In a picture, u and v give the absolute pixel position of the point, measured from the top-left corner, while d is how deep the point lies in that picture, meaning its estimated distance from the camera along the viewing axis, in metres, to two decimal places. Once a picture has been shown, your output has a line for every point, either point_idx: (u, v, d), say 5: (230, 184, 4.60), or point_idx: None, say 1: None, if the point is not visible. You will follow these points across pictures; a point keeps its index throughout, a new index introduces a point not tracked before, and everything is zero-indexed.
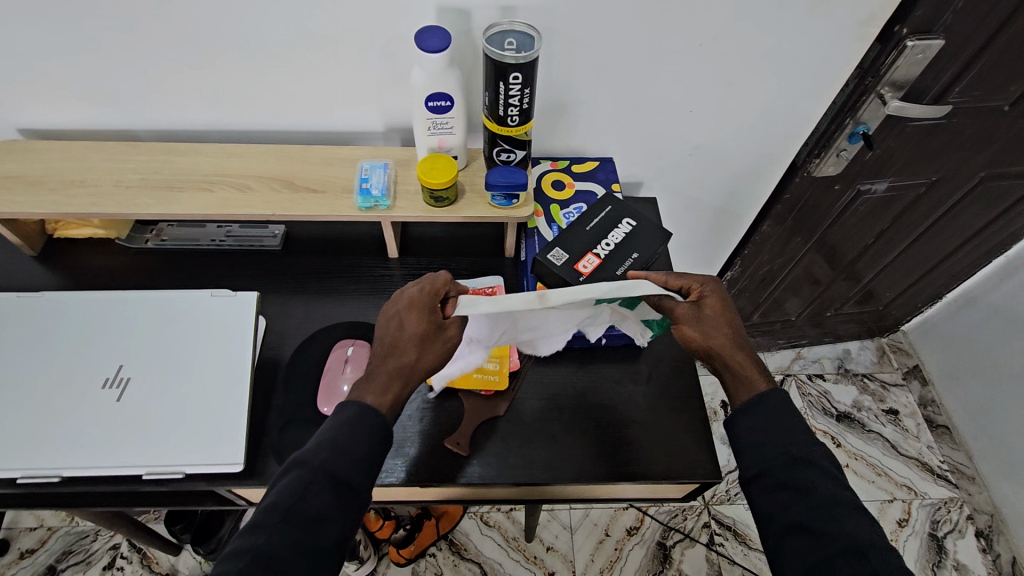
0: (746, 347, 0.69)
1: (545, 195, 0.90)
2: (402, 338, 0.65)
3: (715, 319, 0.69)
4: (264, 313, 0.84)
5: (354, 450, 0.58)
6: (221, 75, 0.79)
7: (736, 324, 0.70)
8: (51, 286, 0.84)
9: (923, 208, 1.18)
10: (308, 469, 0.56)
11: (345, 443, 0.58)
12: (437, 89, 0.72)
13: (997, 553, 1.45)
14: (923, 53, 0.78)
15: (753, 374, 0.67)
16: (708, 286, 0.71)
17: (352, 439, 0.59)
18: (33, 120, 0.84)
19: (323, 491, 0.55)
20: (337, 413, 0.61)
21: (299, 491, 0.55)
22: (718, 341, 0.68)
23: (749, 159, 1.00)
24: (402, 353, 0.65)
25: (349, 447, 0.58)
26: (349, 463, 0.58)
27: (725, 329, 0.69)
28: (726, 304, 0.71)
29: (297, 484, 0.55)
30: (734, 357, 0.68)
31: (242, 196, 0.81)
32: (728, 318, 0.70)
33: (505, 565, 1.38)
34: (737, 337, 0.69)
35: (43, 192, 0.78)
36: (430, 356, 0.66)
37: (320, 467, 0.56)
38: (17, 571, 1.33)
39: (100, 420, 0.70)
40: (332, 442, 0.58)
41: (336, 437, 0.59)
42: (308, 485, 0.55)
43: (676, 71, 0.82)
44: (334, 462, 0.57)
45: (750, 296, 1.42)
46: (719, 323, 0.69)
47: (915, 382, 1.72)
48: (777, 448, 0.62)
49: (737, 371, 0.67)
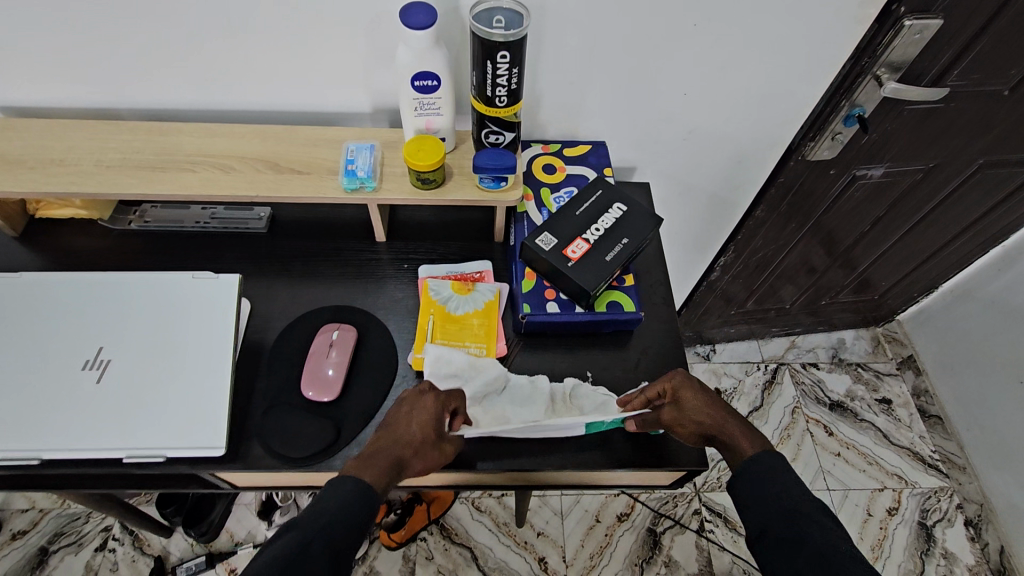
0: (728, 421, 0.71)
1: (536, 178, 0.89)
2: (417, 436, 0.67)
3: (691, 406, 0.71)
4: (248, 296, 0.83)
5: (349, 512, 0.59)
6: (202, 53, 0.77)
7: (715, 406, 0.72)
8: (33, 267, 0.83)
9: (919, 196, 1.17)
10: (304, 528, 0.56)
11: (347, 504, 0.59)
12: (423, 67, 0.70)
13: (985, 542, 1.46)
14: (921, 32, 0.77)
15: (742, 444, 0.69)
16: (677, 374, 0.74)
17: (348, 498, 0.60)
18: (12, 97, 0.82)
19: (318, 550, 0.55)
20: (335, 482, 0.61)
21: (296, 550, 0.54)
22: (703, 427, 0.71)
23: (743, 145, 0.98)
24: (411, 453, 0.66)
25: (344, 508, 0.59)
26: (343, 523, 0.58)
27: (704, 412, 0.71)
28: (699, 386, 0.73)
29: (292, 542, 0.55)
30: (721, 435, 0.70)
31: (226, 177, 0.79)
32: (705, 399, 0.72)
33: (495, 550, 1.39)
34: (718, 416, 0.71)
35: (22, 171, 0.77)
36: (426, 464, 0.68)
37: (318, 526, 0.56)
38: (9, 552, 1.33)
39: (80, 402, 0.70)
40: (331, 502, 0.59)
41: (332, 497, 0.59)
42: (304, 543, 0.55)
43: (670, 52, 0.80)
44: (332, 522, 0.57)
45: (744, 282, 1.40)
46: (697, 409, 0.71)
47: (908, 372, 1.72)
48: (773, 502, 0.63)
49: (728, 446, 0.70)
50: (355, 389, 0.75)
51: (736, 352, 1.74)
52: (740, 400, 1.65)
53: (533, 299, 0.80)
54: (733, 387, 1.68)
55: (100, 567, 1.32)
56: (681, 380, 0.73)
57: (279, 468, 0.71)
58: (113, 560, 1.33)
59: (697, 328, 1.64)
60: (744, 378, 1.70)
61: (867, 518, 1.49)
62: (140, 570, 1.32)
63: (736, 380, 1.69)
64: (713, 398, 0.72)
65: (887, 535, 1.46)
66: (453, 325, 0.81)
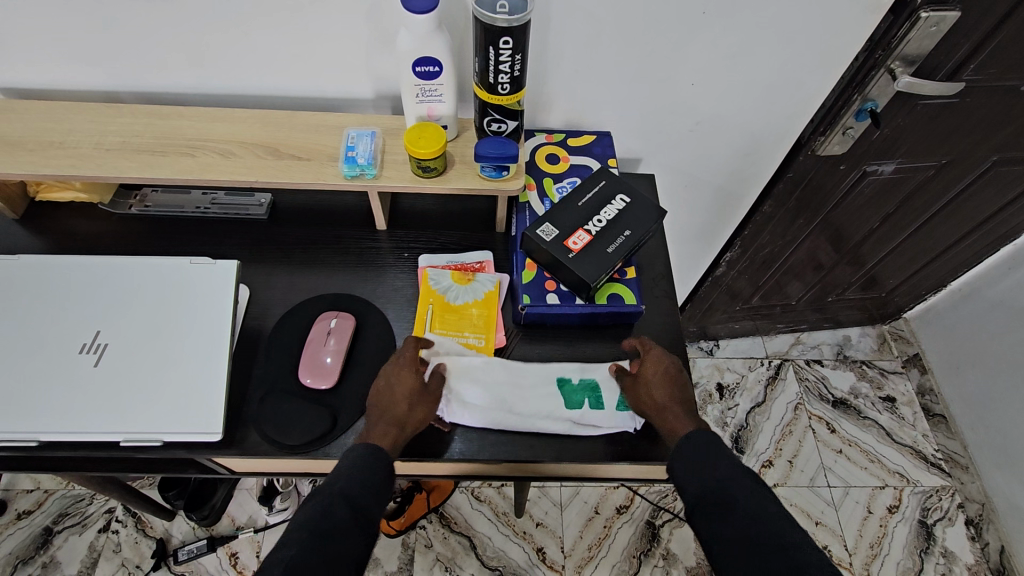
0: (678, 406, 0.72)
1: (539, 168, 0.88)
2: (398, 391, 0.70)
3: (652, 377, 0.74)
4: (247, 282, 0.83)
5: (366, 477, 0.63)
6: (200, 37, 0.76)
7: (669, 387, 0.73)
8: (33, 249, 0.83)
9: (929, 192, 1.15)
10: (325, 493, 0.60)
11: (361, 470, 0.63)
12: (425, 53, 0.69)
13: (986, 541, 1.46)
14: (937, 25, 0.75)
15: (677, 428, 0.70)
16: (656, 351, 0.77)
17: (361, 465, 0.63)
18: (12, 79, 0.82)
19: (341, 510, 0.59)
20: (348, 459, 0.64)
21: (321, 512, 0.58)
22: (653, 401, 0.73)
23: (751, 136, 0.96)
24: (401, 407, 0.69)
25: (358, 473, 0.63)
26: (360, 486, 0.62)
27: (662, 388, 0.73)
28: (671, 366, 0.75)
29: (316, 508, 0.59)
30: (664, 413, 0.72)
31: (225, 162, 0.79)
32: (667, 378, 0.74)
33: (495, 539, 1.39)
34: (673, 397, 0.73)
35: (21, 152, 0.77)
36: (422, 412, 0.70)
37: (339, 492, 0.60)
38: (14, 532, 1.35)
39: (78, 385, 0.70)
40: (346, 472, 0.63)
41: (346, 467, 0.63)
42: (327, 506, 0.59)
43: (677, 40, 0.79)
44: (351, 486, 0.62)
45: (750, 277, 1.39)
46: (655, 382, 0.74)
47: (914, 370, 1.71)
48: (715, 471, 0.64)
49: (664, 424, 0.71)
50: (353, 378, 0.75)
51: (740, 348, 1.73)
52: (742, 395, 1.65)
53: (533, 290, 0.79)
54: (735, 382, 1.67)
55: (104, 548, 1.34)
56: (656, 353, 0.76)
57: (275, 454, 0.70)
58: (116, 542, 1.35)
59: (701, 323, 1.63)
60: (746, 374, 1.69)
61: (867, 515, 1.48)
62: (143, 552, 1.34)
63: (739, 375, 1.69)
64: (679, 383, 0.74)
65: (887, 533, 1.46)
66: (452, 315, 0.80)
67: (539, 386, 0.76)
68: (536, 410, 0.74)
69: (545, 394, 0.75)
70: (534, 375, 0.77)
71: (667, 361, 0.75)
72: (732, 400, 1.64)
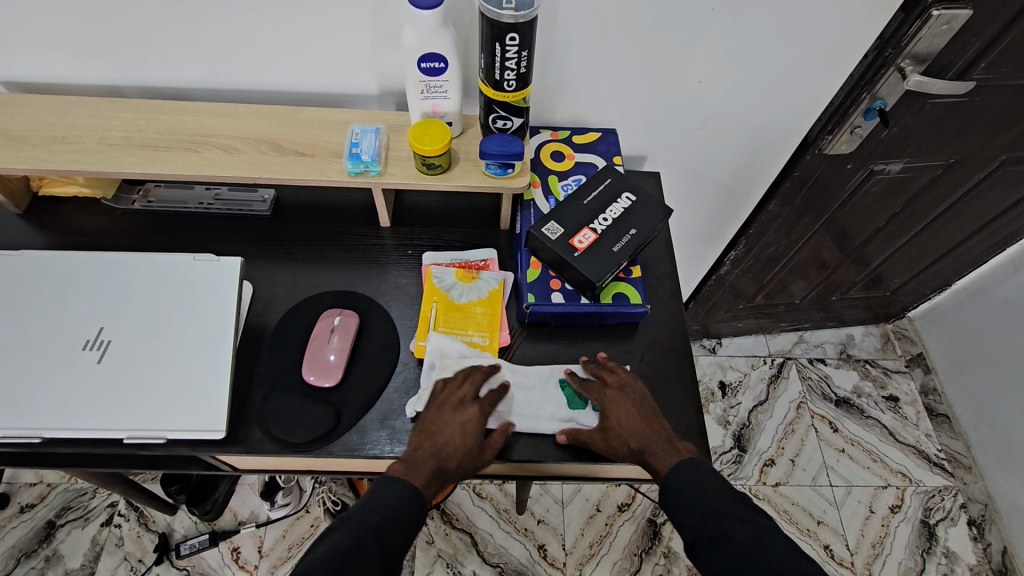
0: (656, 444, 0.70)
1: (544, 165, 0.87)
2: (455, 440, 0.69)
3: (623, 417, 0.71)
4: (251, 279, 0.83)
5: (399, 516, 0.63)
6: (202, 31, 0.76)
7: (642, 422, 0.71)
8: (35, 244, 0.83)
9: (936, 192, 1.14)
10: (360, 526, 0.60)
11: (397, 506, 0.63)
12: (430, 49, 0.69)
13: (988, 542, 1.45)
14: (948, 23, 0.74)
15: (662, 467, 0.68)
16: (615, 393, 0.73)
17: (396, 500, 0.63)
18: (15, 72, 0.82)
19: (371, 548, 0.59)
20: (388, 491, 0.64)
21: (354, 545, 0.58)
22: (630, 447, 0.70)
23: (757, 134, 0.96)
24: (452, 458, 0.68)
25: (392, 509, 0.63)
26: (392, 522, 0.62)
27: (633, 433, 0.70)
28: (632, 406, 0.72)
29: (349, 539, 0.59)
30: (645, 456, 0.70)
31: (229, 157, 0.78)
32: (632, 420, 0.71)
33: (496, 536, 1.40)
34: (646, 435, 0.70)
35: (24, 147, 0.76)
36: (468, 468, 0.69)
37: (373, 527, 0.61)
38: (17, 525, 1.35)
39: (81, 382, 0.70)
40: (384, 505, 0.63)
41: (381, 500, 0.63)
42: (359, 540, 0.59)
43: (685, 37, 0.78)
44: (383, 521, 0.62)
45: (754, 276, 1.38)
46: (623, 429, 0.71)
47: (918, 369, 1.70)
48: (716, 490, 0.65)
49: (649, 467, 0.69)
50: (357, 375, 0.75)
51: (743, 346, 1.73)
52: (745, 394, 1.64)
53: (537, 289, 0.78)
54: (738, 381, 1.67)
55: (106, 542, 1.34)
56: (613, 399, 0.73)
57: (278, 452, 0.70)
58: (118, 536, 1.35)
59: (704, 321, 1.62)
60: (749, 372, 1.68)
61: (869, 515, 1.48)
62: (145, 545, 1.34)
63: (742, 373, 1.68)
64: (645, 419, 0.72)
65: (889, 533, 1.45)
66: (455, 313, 0.80)
67: (539, 386, 0.76)
68: (539, 409, 0.74)
69: (546, 394, 0.75)
70: (532, 376, 0.76)
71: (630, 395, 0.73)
72: (734, 398, 1.64)
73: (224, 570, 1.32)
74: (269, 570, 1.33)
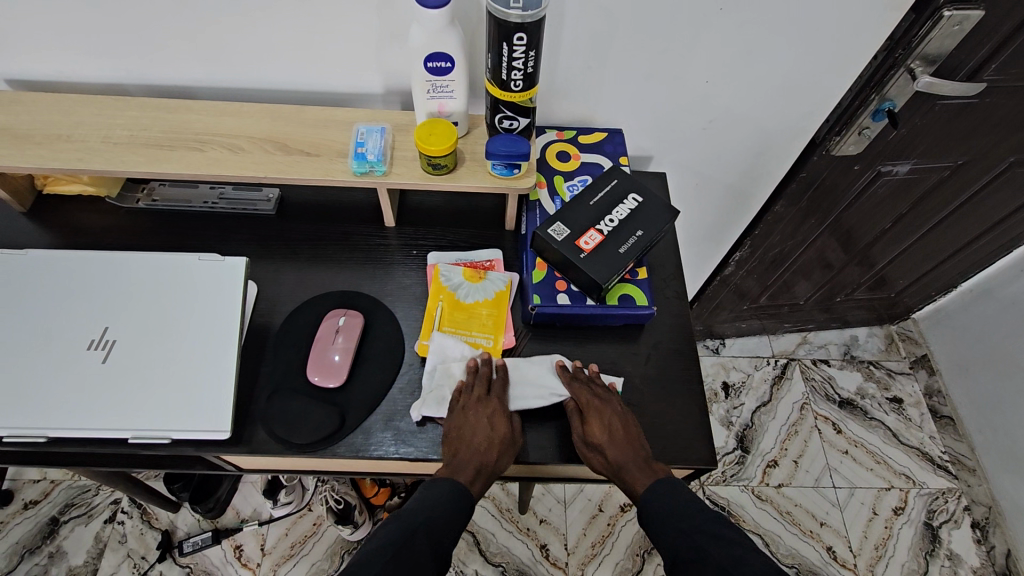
0: (633, 463, 0.69)
1: (549, 165, 0.87)
2: (484, 432, 0.70)
3: (604, 431, 0.70)
4: (255, 279, 0.82)
5: (446, 512, 0.65)
6: (205, 29, 0.75)
7: (621, 438, 0.70)
8: (39, 243, 0.83)
9: (944, 193, 1.13)
10: (410, 519, 0.64)
11: (444, 502, 0.66)
12: (437, 48, 0.68)
13: (992, 545, 1.45)
14: (960, 24, 0.73)
15: (636, 486, 0.69)
16: (599, 406, 0.72)
17: (442, 500, 0.66)
18: (19, 71, 0.81)
19: (420, 540, 0.63)
20: (433, 485, 0.67)
21: (403, 536, 0.63)
22: (608, 463, 0.70)
23: (765, 135, 0.95)
24: (491, 450, 0.69)
25: (438, 509, 0.65)
26: (437, 521, 0.65)
27: (612, 450, 0.70)
28: (614, 419, 0.71)
29: (399, 531, 0.63)
30: (620, 473, 0.69)
31: (234, 157, 0.78)
32: (613, 437, 0.70)
33: (498, 536, 1.39)
34: (624, 453, 0.69)
35: (28, 146, 0.76)
36: (508, 453, 0.70)
37: (420, 520, 0.64)
38: (20, 521, 1.35)
39: (85, 382, 0.70)
40: (431, 502, 0.66)
41: (426, 500, 0.66)
42: (408, 532, 0.63)
43: (693, 38, 0.77)
44: (429, 519, 0.64)
45: (759, 277, 1.38)
46: (602, 444, 0.70)
47: (922, 371, 1.69)
48: None
49: (624, 484, 0.70)
50: (360, 376, 0.75)
51: (746, 347, 1.72)
52: (748, 394, 1.64)
53: (543, 290, 0.78)
54: (741, 381, 1.66)
55: (110, 538, 1.34)
56: (597, 412, 0.71)
57: (282, 453, 0.70)
58: (121, 533, 1.35)
59: (707, 323, 1.62)
60: (753, 372, 1.68)
61: (872, 517, 1.48)
62: (148, 543, 1.34)
63: (745, 374, 1.68)
64: (625, 436, 0.71)
65: (892, 535, 1.45)
66: (461, 314, 0.79)
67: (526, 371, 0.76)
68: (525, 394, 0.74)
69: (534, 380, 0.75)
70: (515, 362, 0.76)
71: (613, 408, 0.72)
72: (737, 399, 1.63)
73: (226, 567, 1.33)
74: (271, 568, 1.33)
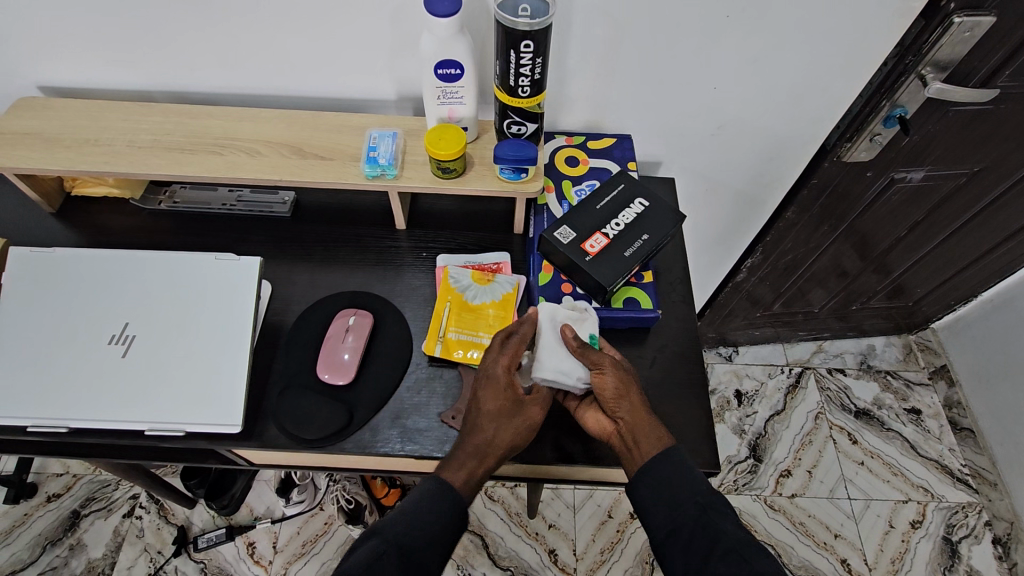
0: (640, 431, 0.69)
1: (558, 170, 0.88)
2: (498, 412, 0.69)
3: (608, 398, 0.70)
4: (269, 280, 0.85)
5: (422, 527, 0.64)
6: (223, 38, 0.78)
7: (626, 401, 0.70)
8: (65, 242, 0.86)
9: (961, 201, 1.12)
10: (387, 534, 0.63)
11: (423, 511, 0.65)
12: (447, 56, 0.70)
13: (1014, 561, 1.41)
14: (971, 30, 0.73)
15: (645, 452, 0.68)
16: (612, 358, 0.71)
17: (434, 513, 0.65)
18: (53, 79, 0.85)
19: (391, 556, 0.61)
20: (420, 485, 0.66)
21: (374, 555, 0.61)
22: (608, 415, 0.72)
23: (774, 142, 0.95)
24: (500, 434, 0.69)
25: (431, 526, 0.64)
26: (424, 539, 0.63)
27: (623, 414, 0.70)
28: (622, 384, 0.70)
29: (373, 547, 0.61)
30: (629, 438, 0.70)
31: (251, 160, 0.81)
32: (624, 390, 0.70)
33: (507, 539, 1.40)
34: (633, 421, 0.70)
35: (57, 149, 0.79)
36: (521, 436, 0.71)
37: (394, 536, 0.62)
38: (43, 514, 1.39)
39: (105, 375, 0.72)
40: (412, 513, 0.64)
41: (418, 513, 0.64)
42: (381, 550, 0.61)
43: (699, 44, 0.78)
44: (404, 536, 0.63)
45: (772, 283, 1.36)
46: (613, 407, 0.70)
47: (941, 382, 1.66)
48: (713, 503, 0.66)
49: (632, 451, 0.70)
50: (370, 375, 0.76)
51: (759, 354, 1.70)
52: (761, 403, 1.62)
53: (549, 292, 0.79)
54: (754, 390, 1.64)
55: (128, 532, 1.38)
56: (613, 376, 0.70)
57: (292, 448, 0.72)
58: (139, 527, 1.39)
59: (720, 330, 1.61)
60: (766, 381, 1.66)
61: (888, 530, 1.45)
62: (164, 538, 1.38)
63: (758, 382, 1.66)
64: (631, 402, 0.70)
65: (909, 548, 1.42)
66: (469, 314, 0.80)
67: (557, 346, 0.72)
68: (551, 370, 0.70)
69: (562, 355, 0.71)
70: (550, 334, 0.72)
71: (625, 371, 0.71)
72: (750, 407, 1.61)
73: (239, 564, 1.35)
74: (282, 566, 1.35)
